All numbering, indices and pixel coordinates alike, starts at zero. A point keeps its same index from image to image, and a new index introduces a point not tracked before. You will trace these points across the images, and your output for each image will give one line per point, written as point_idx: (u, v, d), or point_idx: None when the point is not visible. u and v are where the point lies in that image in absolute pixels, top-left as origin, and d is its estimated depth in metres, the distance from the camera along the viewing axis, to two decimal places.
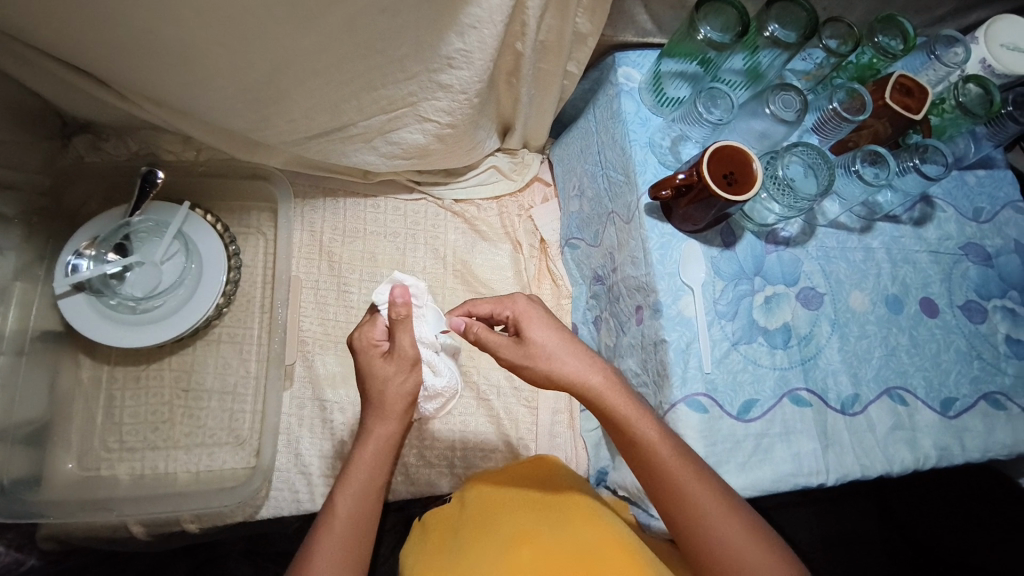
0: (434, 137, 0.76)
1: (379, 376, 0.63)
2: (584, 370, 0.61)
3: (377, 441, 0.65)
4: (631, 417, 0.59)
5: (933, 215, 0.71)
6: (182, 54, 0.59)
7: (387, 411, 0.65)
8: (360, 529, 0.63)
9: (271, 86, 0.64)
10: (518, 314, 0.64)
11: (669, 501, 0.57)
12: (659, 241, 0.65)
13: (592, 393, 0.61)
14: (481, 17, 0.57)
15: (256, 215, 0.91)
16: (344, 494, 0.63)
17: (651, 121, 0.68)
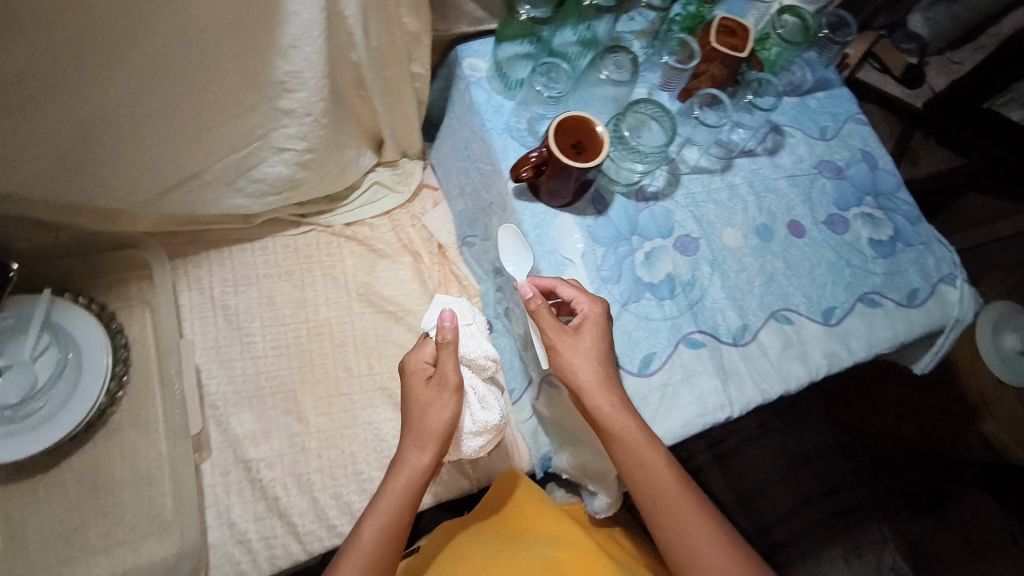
0: (297, 166, 0.73)
1: (421, 402, 0.65)
2: (604, 383, 0.60)
3: (410, 471, 0.65)
4: (640, 439, 0.60)
5: (784, 142, 0.75)
6: None
7: (422, 440, 0.65)
8: (387, 558, 0.63)
9: (97, 151, 0.59)
10: (582, 311, 0.62)
11: (662, 512, 0.62)
12: (533, 222, 0.68)
13: (608, 410, 0.60)
14: (299, 35, 0.55)
15: (136, 286, 0.83)
16: (374, 521, 0.64)
17: (504, 106, 0.68)
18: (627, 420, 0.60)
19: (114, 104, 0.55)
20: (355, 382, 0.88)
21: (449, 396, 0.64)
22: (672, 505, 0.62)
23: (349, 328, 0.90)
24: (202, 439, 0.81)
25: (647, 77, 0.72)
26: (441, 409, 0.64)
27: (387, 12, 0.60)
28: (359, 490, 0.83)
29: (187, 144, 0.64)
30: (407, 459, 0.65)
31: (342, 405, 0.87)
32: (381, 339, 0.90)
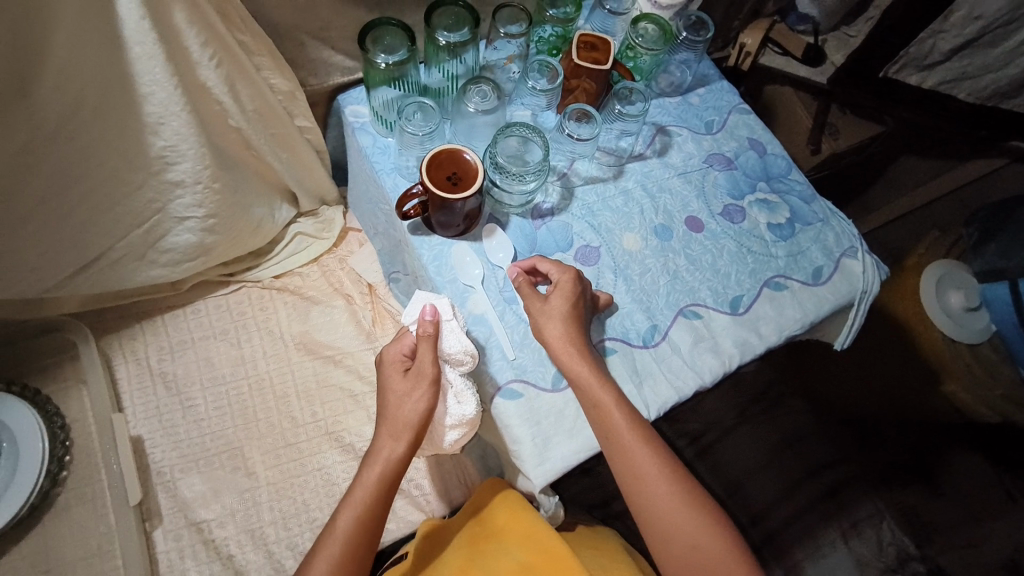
0: (204, 231, 0.76)
1: (392, 390, 0.58)
2: (567, 338, 0.60)
3: (384, 463, 0.59)
4: (594, 385, 0.58)
5: (671, 142, 0.76)
6: None
7: (397, 431, 0.58)
8: (362, 548, 0.58)
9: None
10: (557, 277, 0.63)
11: (625, 469, 0.59)
12: (431, 254, 0.67)
13: (568, 360, 0.59)
14: (161, 112, 0.58)
15: (67, 366, 0.85)
16: (352, 508, 0.58)
17: (390, 146, 0.71)
18: (582, 369, 0.59)
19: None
20: (300, 430, 0.88)
21: (422, 390, 0.58)
22: (635, 462, 0.58)
23: (290, 378, 0.91)
24: (149, 507, 0.81)
25: (523, 101, 0.73)
26: (420, 396, 0.58)
27: (252, 78, 0.63)
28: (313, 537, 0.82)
29: (81, 225, 0.66)
30: (381, 449, 0.59)
31: (290, 455, 0.86)
32: (323, 383, 0.91)
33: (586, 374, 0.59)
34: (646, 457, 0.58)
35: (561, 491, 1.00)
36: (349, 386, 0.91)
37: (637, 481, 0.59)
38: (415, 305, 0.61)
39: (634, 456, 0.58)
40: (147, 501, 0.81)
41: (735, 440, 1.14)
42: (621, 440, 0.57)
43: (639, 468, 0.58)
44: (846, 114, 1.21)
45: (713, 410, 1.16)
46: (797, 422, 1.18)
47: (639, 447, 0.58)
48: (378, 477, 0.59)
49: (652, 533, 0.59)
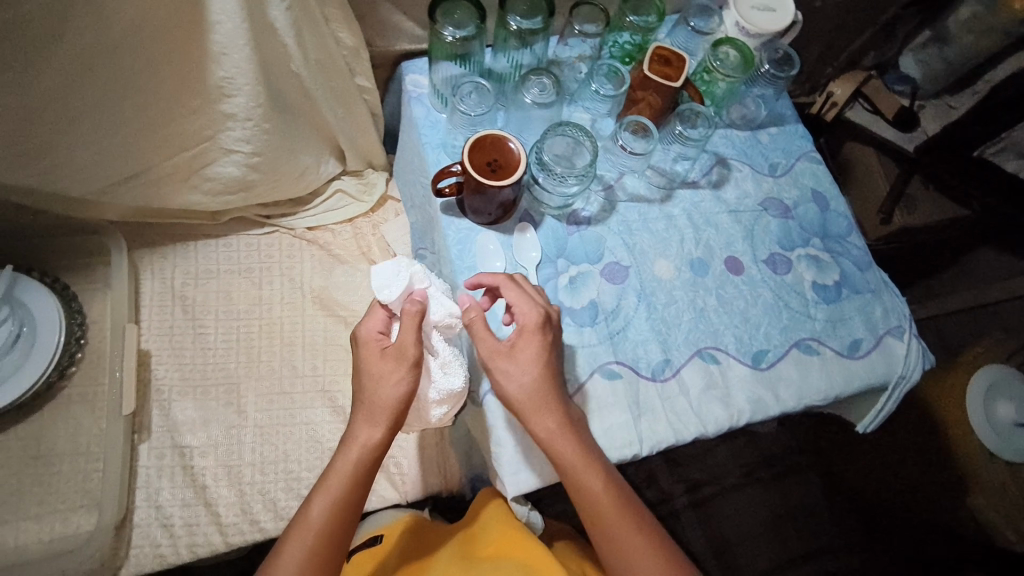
0: (247, 167, 0.77)
1: (373, 376, 0.55)
2: (541, 405, 0.53)
3: (360, 448, 0.55)
4: (578, 464, 0.52)
5: (729, 176, 0.72)
6: None
7: (374, 414, 0.55)
8: (339, 536, 0.55)
9: (36, 139, 0.63)
10: (522, 324, 0.55)
11: (605, 541, 0.55)
12: (456, 236, 0.64)
13: (550, 437, 0.52)
14: (226, 44, 0.59)
15: (99, 270, 0.88)
16: (332, 495, 0.55)
17: (441, 122, 0.70)
18: (566, 446, 0.52)
19: (54, 96, 0.59)
20: (298, 381, 0.88)
21: (403, 372, 0.54)
22: (618, 536, 0.54)
23: (300, 329, 0.91)
24: (142, 421, 0.83)
25: (585, 105, 0.71)
26: (401, 382, 0.54)
27: (318, 27, 0.63)
28: (286, 487, 0.82)
29: (132, 136, 0.69)
30: (361, 436, 0.55)
31: (282, 404, 0.87)
32: (331, 341, 0.91)
33: (571, 452, 0.52)
34: (632, 533, 0.54)
35: (541, 507, 0.97)
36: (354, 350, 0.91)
37: (619, 556, 0.54)
38: (390, 278, 0.55)
39: (613, 528, 0.54)
40: (141, 413, 0.83)
41: (736, 495, 1.10)
42: (598, 512, 0.54)
43: (621, 542, 0.54)
44: (930, 189, 1.09)
45: (719, 463, 1.11)
46: (806, 497, 1.12)
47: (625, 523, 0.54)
48: (360, 466, 0.55)
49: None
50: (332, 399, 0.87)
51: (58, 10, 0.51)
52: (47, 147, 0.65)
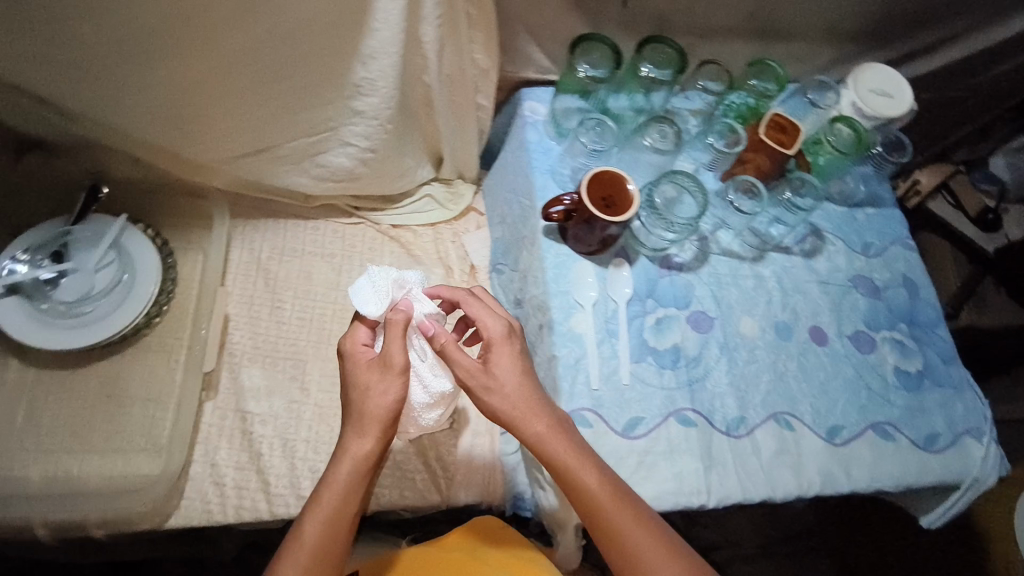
0: (358, 160, 0.81)
1: (364, 388, 0.58)
2: (525, 401, 0.56)
3: (350, 462, 0.58)
4: (569, 458, 0.54)
5: (822, 247, 0.73)
6: (91, 69, 0.66)
7: (363, 426, 0.58)
8: (334, 545, 0.57)
9: (180, 103, 0.71)
10: (490, 337, 0.58)
11: (603, 538, 0.54)
12: (554, 261, 0.67)
13: (533, 428, 0.55)
14: (377, 48, 0.63)
15: (197, 232, 0.93)
16: (327, 504, 0.57)
17: (553, 150, 0.73)
18: (553, 444, 0.54)
19: (212, 70, 0.66)
20: None
21: (394, 382, 0.59)
22: (623, 536, 0.53)
23: None
24: (213, 380, 0.87)
25: (693, 156, 0.73)
26: (393, 390, 0.58)
27: (459, 45, 0.67)
28: None
29: (273, 116, 0.74)
30: (356, 448, 0.58)
31: None
32: None
33: (560, 449, 0.54)
34: (637, 533, 0.53)
35: None
36: None
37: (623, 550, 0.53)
38: (373, 294, 0.60)
39: (614, 525, 0.53)
40: (212, 373, 0.87)
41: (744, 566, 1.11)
42: (599, 513, 0.53)
43: (626, 538, 0.53)
44: None
45: (737, 531, 1.14)
46: None
47: (631, 523, 0.53)
48: (354, 478, 0.58)
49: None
50: None
51: None
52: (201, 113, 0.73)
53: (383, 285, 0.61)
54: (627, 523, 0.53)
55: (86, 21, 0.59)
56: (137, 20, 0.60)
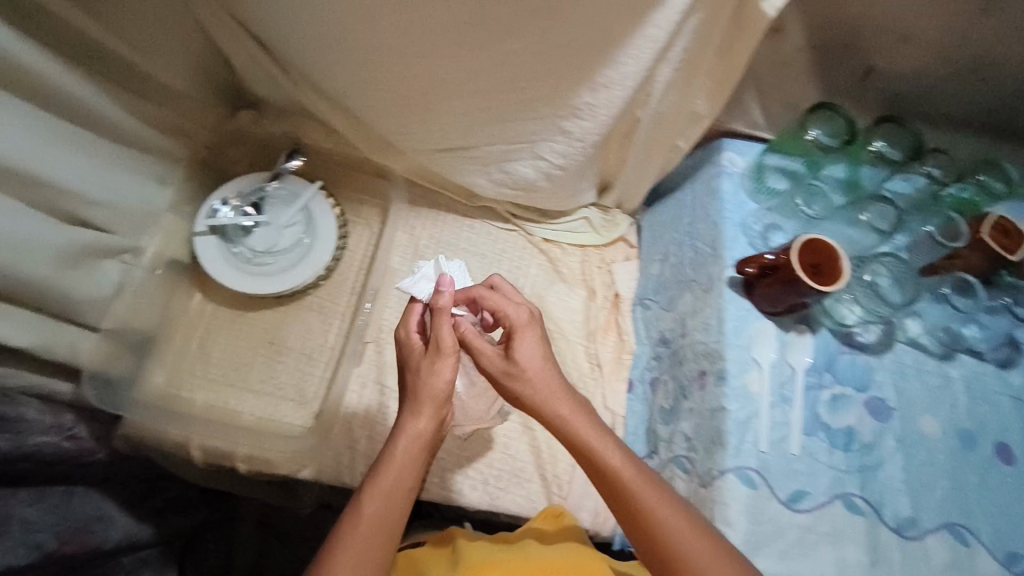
0: (543, 175, 0.85)
1: (421, 368, 0.66)
2: (552, 379, 0.63)
3: (406, 438, 0.65)
4: (593, 438, 0.61)
5: (1018, 360, 0.71)
6: (343, 53, 0.69)
7: (418, 405, 0.66)
8: (394, 511, 0.62)
9: (412, 103, 0.75)
10: (515, 325, 0.66)
11: (631, 522, 0.58)
12: (735, 313, 0.70)
13: (558, 406, 0.62)
14: (614, 79, 0.65)
15: (367, 209, 1.01)
16: (388, 474, 0.63)
17: (746, 204, 0.75)
18: (580, 422, 0.61)
19: (456, 82, 0.70)
20: None
21: (445, 363, 0.65)
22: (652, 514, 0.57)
23: None
24: (362, 349, 0.93)
25: (896, 237, 0.74)
26: (448, 367, 0.65)
27: (687, 89, 0.68)
28: None
29: (488, 121, 0.77)
30: (415, 423, 0.65)
31: None
32: None
33: (587, 429, 0.61)
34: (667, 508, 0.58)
35: None
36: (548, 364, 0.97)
37: (654, 533, 0.57)
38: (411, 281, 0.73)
39: (643, 503, 0.58)
40: (364, 342, 0.93)
41: None
42: (626, 492, 0.58)
43: (656, 520, 0.57)
44: None
45: None
46: None
47: (659, 502, 0.58)
48: (410, 454, 0.64)
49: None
50: None
51: (510, 24, 0.59)
52: (426, 107, 0.76)
53: (425, 272, 0.73)
54: (655, 500, 0.58)
55: (360, 18, 0.62)
56: (404, 25, 0.61)
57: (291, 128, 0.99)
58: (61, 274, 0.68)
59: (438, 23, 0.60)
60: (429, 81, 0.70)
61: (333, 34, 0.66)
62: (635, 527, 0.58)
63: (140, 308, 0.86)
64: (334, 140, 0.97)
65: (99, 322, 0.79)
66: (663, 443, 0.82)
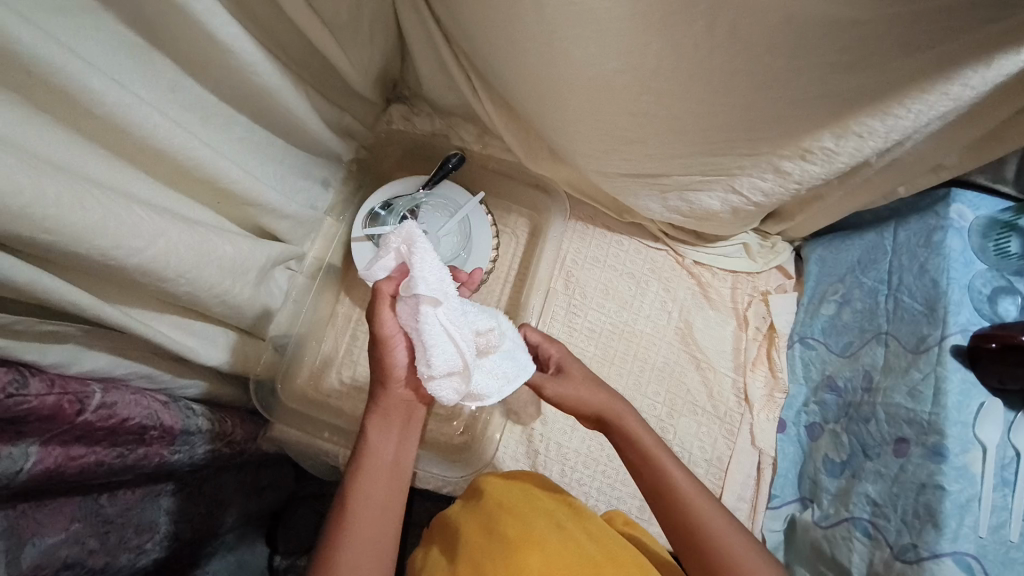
0: (729, 207, 0.81)
1: (381, 357, 0.60)
2: (594, 387, 0.69)
3: (385, 418, 0.63)
4: (633, 426, 0.68)
5: None
6: (560, 80, 0.63)
7: (385, 383, 0.62)
8: (389, 489, 0.63)
9: (628, 136, 0.70)
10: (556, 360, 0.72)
11: (673, 514, 0.63)
12: (959, 386, 0.67)
13: (600, 398, 0.69)
14: (875, 131, 0.59)
15: (514, 217, 0.97)
16: (379, 448, 0.63)
17: (974, 264, 0.72)
18: (627, 414, 0.68)
19: (694, 124, 0.64)
20: (640, 398, 0.91)
21: (398, 348, 0.59)
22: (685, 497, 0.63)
23: (652, 349, 0.93)
24: None
25: None
26: (399, 352, 0.60)
27: (943, 146, 0.62)
28: (598, 490, 0.88)
29: (696, 154, 0.71)
30: (387, 403, 0.63)
31: None
32: (677, 373, 0.92)
33: (629, 418, 0.68)
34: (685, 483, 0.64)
35: None
36: (696, 396, 0.91)
37: (692, 527, 0.62)
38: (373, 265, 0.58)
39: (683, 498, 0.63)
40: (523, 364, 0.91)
41: None
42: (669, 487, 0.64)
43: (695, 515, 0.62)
44: None
45: None
46: None
47: (686, 484, 0.64)
48: (378, 430, 0.64)
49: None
50: (663, 432, 0.89)
51: (781, 77, 0.54)
52: (634, 139, 0.70)
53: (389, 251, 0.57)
54: (687, 488, 0.64)
55: (599, 55, 0.57)
56: (651, 65, 0.56)
57: (444, 127, 0.95)
58: (254, 291, 0.66)
59: (697, 72, 0.55)
60: (662, 120, 0.65)
61: (555, 68, 0.61)
62: (680, 522, 0.63)
63: (298, 315, 0.84)
64: (484, 143, 0.94)
65: (267, 331, 0.77)
66: (829, 494, 0.79)
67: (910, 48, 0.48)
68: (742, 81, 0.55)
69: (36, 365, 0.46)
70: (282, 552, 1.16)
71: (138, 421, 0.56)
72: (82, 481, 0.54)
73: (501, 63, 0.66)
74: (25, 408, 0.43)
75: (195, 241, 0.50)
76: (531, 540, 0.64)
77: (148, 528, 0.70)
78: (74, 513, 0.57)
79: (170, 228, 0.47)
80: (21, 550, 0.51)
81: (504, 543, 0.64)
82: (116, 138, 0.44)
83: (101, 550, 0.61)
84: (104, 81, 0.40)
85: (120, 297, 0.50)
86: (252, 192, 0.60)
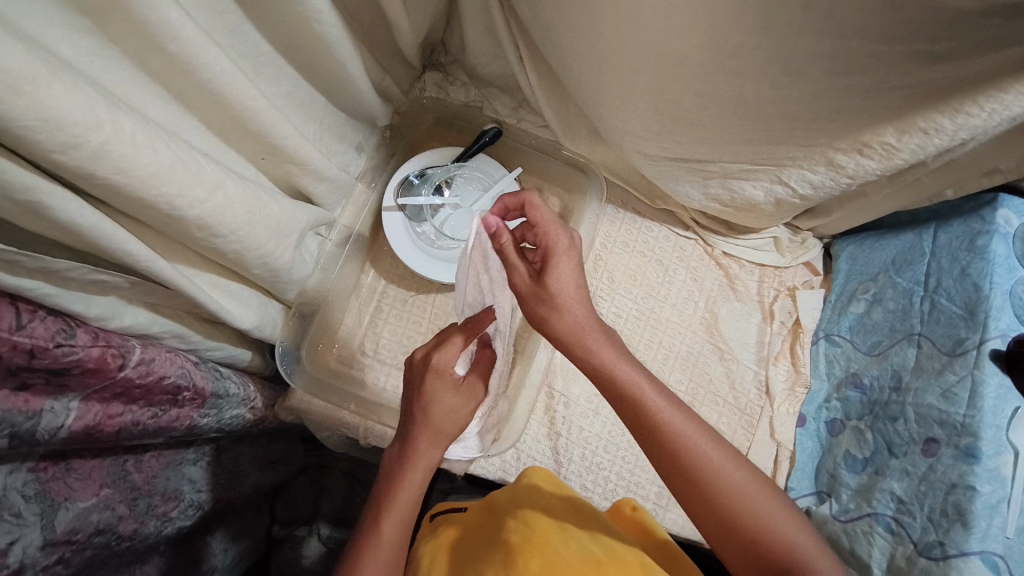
0: (773, 198, 0.80)
1: (447, 410, 0.68)
2: (573, 302, 0.62)
3: (424, 466, 0.68)
4: (608, 360, 0.61)
5: None
6: (623, 50, 0.61)
7: (437, 439, 0.69)
8: (406, 527, 0.67)
9: (683, 116, 0.68)
10: (553, 252, 0.63)
11: (677, 470, 0.58)
12: (995, 391, 0.68)
13: (570, 322, 0.61)
14: (943, 128, 0.57)
15: (546, 196, 0.95)
16: (411, 490, 0.68)
17: (1016, 270, 0.73)
18: (602, 350, 0.61)
19: (757, 107, 0.63)
20: (662, 385, 0.91)
21: (467, 406, 0.70)
22: (700, 459, 0.58)
23: (677, 338, 0.93)
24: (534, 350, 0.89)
25: None
26: (463, 414, 0.70)
27: (1003, 148, 0.62)
28: (618, 476, 0.86)
29: (751, 141, 0.69)
30: (428, 454, 0.69)
31: None
32: (700, 362, 0.92)
33: (604, 355, 0.61)
34: (692, 430, 0.59)
35: None
36: (717, 386, 0.91)
37: (709, 488, 0.58)
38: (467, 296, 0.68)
39: (665, 423, 0.58)
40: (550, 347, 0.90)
41: None
42: (639, 406, 0.59)
43: (692, 454, 0.58)
44: None
45: None
46: None
47: (688, 431, 0.59)
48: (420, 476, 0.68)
49: (724, 532, 0.58)
50: None
51: (859, 66, 0.52)
52: (688, 120, 0.69)
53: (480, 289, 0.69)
54: (684, 427, 0.59)
55: (673, 26, 0.55)
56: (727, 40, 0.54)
57: (479, 98, 0.92)
58: (293, 256, 0.63)
59: (773, 51, 0.54)
60: (725, 102, 0.63)
61: (621, 38, 0.60)
62: (666, 450, 0.58)
63: (326, 283, 0.81)
64: (519, 118, 0.92)
65: (295, 298, 0.75)
66: (849, 489, 0.80)
67: (998, 44, 0.46)
68: (821, 65, 0.54)
69: (81, 317, 0.44)
70: (282, 520, 1.16)
71: (173, 380, 0.55)
72: (116, 442, 0.52)
73: (562, 31, 0.64)
74: (73, 358, 0.42)
75: (248, 198, 0.48)
76: (533, 544, 0.65)
77: (173, 496, 0.69)
78: (103, 478, 0.56)
79: (227, 180, 0.44)
80: (56, 514, 0.50)
81: (507, 553, 0.65)
82: (178, 79, 0.42)
83: (131, 516, 0.60)
84: (179, 15, 0.37)
85: (168, 253, 0.48)
86: (301, 152, 0.57)
